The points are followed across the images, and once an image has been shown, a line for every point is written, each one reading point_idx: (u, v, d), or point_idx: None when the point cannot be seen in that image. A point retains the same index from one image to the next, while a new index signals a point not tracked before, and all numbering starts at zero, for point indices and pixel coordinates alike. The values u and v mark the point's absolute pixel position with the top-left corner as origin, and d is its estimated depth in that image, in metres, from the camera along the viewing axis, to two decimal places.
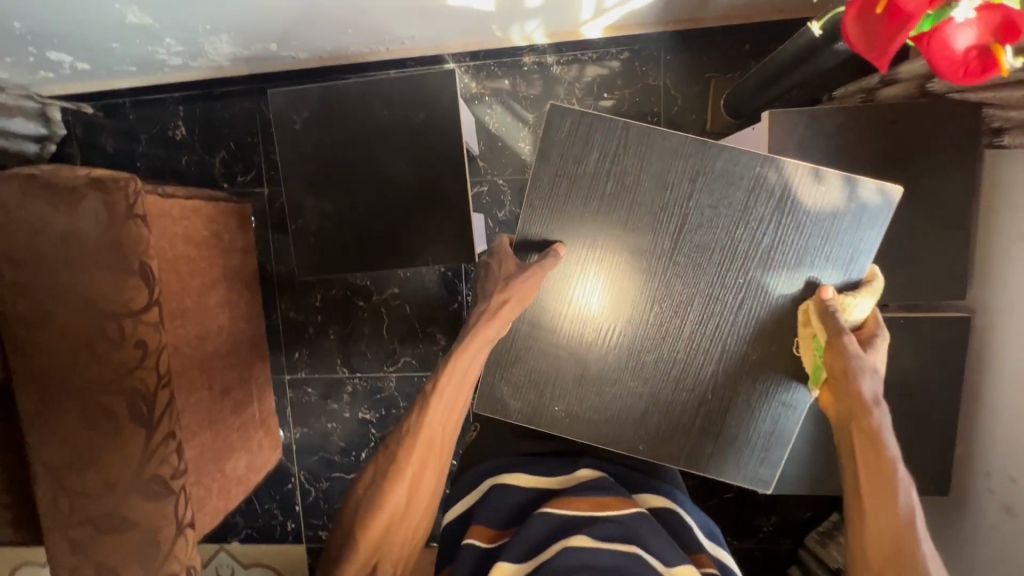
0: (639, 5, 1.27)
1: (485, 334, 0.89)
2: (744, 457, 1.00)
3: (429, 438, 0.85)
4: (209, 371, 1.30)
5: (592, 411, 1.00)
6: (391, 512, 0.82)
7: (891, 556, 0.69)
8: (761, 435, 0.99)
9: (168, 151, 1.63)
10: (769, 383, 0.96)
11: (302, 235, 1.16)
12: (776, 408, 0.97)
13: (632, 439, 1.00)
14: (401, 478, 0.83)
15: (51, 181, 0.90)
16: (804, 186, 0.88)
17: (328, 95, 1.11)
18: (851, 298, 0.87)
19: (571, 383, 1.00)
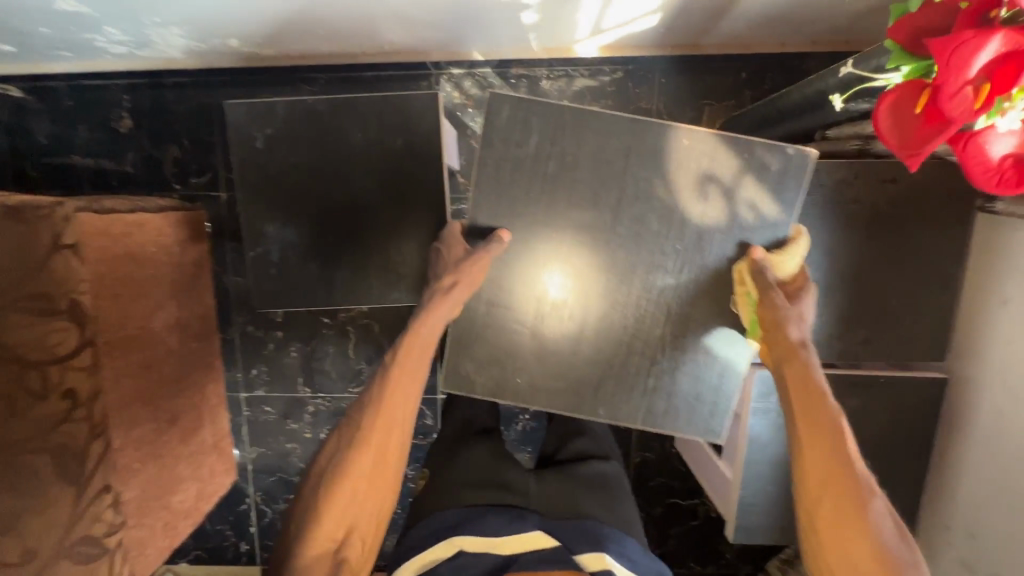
0: (639, 29, 1.19)
1: (434, 303, 0.91)
2: (695, 415, 1.05)
3: (392, 404, 0.81)
4: (153, 401, 1.19)
5: (551, 379, 1.06)
6: (358, 483, 0.76)
7: (830, 487, 0.69)
8: (706, 389, 1.04)
9: (110, 144, 1.46)
10: (712, 339, 1.02)
11: (262, 264, 1.05)
12: (719, 361, 1.03)
13: (590, 402, 1.06)
14: (367, 445, 0.78)
15: None
16: (725, 154, 0.96)
17: (295, 112, 0.99)
18: (783, 253, 0.93)
19: (533, 356, 1.05)
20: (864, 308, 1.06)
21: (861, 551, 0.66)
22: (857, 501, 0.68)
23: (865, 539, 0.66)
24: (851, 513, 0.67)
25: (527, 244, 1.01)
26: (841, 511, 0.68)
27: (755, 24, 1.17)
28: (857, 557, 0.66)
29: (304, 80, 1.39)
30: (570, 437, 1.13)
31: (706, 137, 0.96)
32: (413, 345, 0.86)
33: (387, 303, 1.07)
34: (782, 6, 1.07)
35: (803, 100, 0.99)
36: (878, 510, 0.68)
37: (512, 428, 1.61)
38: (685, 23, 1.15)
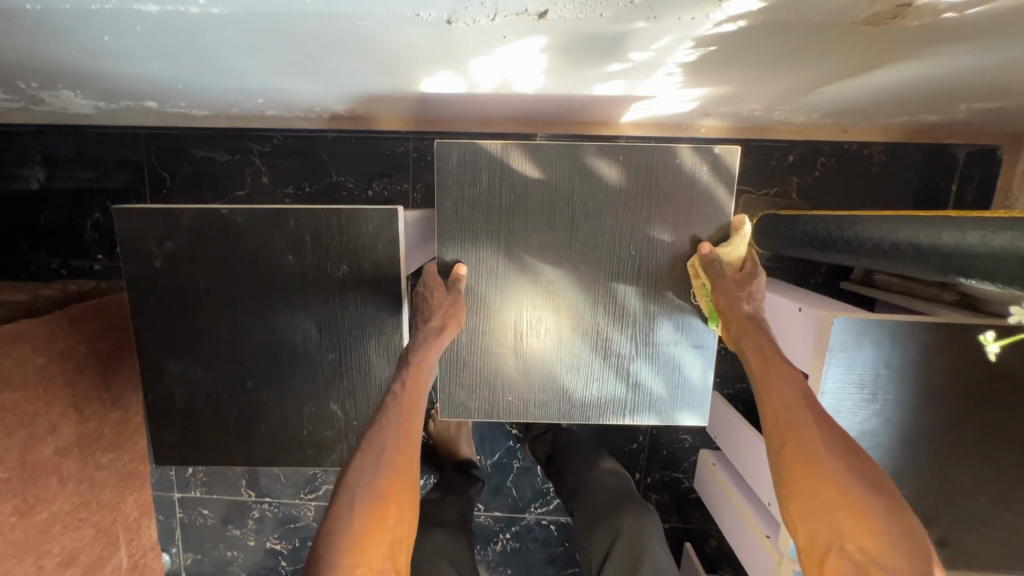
0: (664, 114, 0.93)
1: (437, 334, 0.69)
2: (678, 410, 0.81)
3: (414, 412, 0.62)
4: (38, 547, 0.96)
5: (538, 412, 0.81)
6: (392, 504, 0.54)
7: (784, 421, 0.58)
8: (694, 377, 0.80)
9: (20, 203, 1.21)
10: (679, 317, 0.79)
11: (162, 410, 0.81)
12: (688, 340, 0.79)
13: (578, 415, 0.81)
14: (396, 457, 0.57)
15: None
16: (641, 157, 0.74)
17: (204, 223, 0.75)
18: (732, 244, 0.73)
19: (522, 372, 0.80)
20: (946, 506, 0.81)
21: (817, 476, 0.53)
22: (816, 430, 0.56)
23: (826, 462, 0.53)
24: (809, 444, 0.55)
25: (502, 270, 0.76)
26: (798, 436, 0.56)
27: (818, 114, 0.91)
28: (824, 493, 0.52)
29: (254, 139, 1.16)
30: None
31: (614, 151, 0.74)
32: (420, 375, 0.66)
33: (323, 467, 0.82)
34: (858, 102, 0.82)
35: (881, 241, 0.73)
36: (834, 432, 0.56)
37: (490, 547, 1.38)
38: (723, 111, 0.90)
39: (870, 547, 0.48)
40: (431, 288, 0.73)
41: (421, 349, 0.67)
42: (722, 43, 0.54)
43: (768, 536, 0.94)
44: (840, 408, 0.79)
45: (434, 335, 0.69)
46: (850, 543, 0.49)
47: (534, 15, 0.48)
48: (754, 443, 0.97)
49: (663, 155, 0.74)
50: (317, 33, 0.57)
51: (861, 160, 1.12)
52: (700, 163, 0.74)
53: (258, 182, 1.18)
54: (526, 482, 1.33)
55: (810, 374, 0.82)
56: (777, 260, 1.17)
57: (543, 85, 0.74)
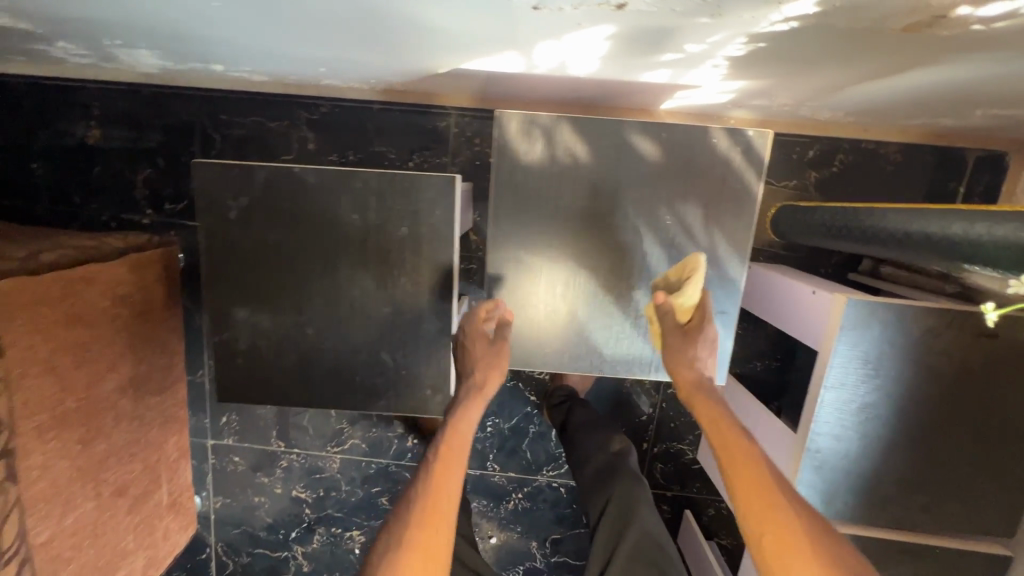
0: (698, 103, 1.00)
1: (478, 389, 0.78)
2: None
3: (442, 479, 0.68)
4: (98, 475, 1.04)
5: (568, 365, 0.88)
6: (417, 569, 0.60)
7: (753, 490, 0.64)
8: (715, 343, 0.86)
9: (74, 156, 1.25)
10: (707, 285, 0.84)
11: (226, 353, 0.88)
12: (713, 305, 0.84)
13: (605, 368, 0.88)
14: (418, 533, 0.62)
15: None
16: (683, 136, 0.78)
17: (279, 180, 0.81)
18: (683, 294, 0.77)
19: (559, 327, 0.86)
20: (933, 473, 0.90)
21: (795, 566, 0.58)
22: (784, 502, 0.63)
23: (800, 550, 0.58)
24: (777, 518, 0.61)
25: (547, 233, 0.82)
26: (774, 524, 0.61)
27: (843, 111, 0.98)
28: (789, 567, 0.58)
29: (302, 106, 1.22)
30: (623, 555, 0.98)
31: (658, 128, 0.78)
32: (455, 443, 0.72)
33: (370, 412, 0.90)
34: (882, 102, 0.88)
35: (896, 230, 0.80)
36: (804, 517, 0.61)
37: (503, 505, 1.47)
38: (757, 104, 0.96)
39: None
40: (472, 339, 0.81)
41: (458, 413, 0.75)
42: (772, 41, 0.61)
43: None
44: (845, 383, 0.88)
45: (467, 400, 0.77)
46: None
47: (614, 6, 0.54)
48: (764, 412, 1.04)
49: (703, 134, 0.78)
50: (408, 11, 0.63)
51: (876, 158, 1.19)
52: (734, 147, 0.78)
53: (304, 148, 1.24)
54: (540, 446, 1.42)
55: (820, 352, 0.90)
56: (790, 248, 1.24)
57: (595, 71, 0.80)
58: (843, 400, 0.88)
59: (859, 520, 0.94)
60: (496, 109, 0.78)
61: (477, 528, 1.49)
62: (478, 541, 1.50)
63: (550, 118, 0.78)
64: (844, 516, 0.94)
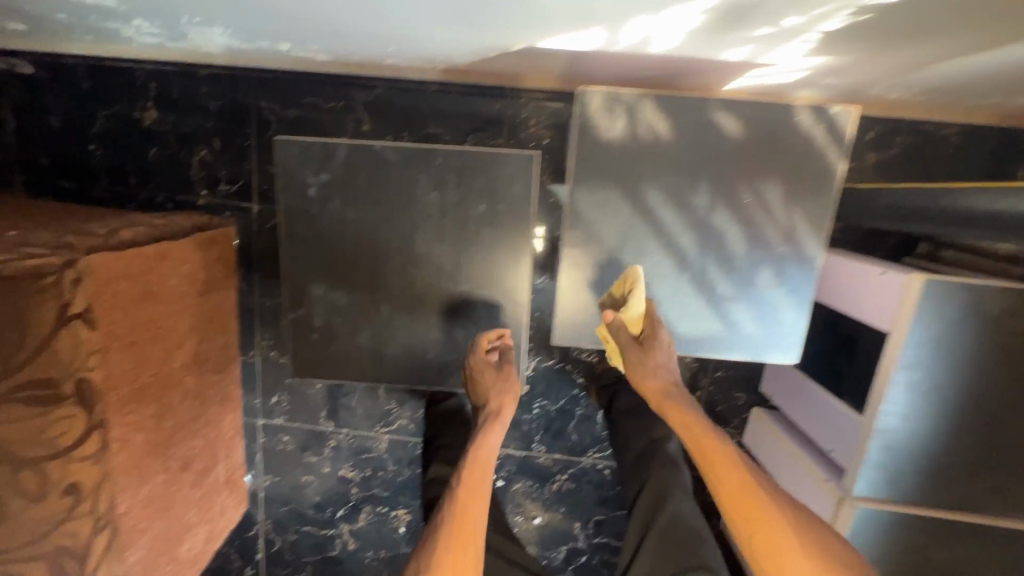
0: (767, 82, 0.99)
1: (497, 415, 0.81)
2: (770, 348, 0.87)
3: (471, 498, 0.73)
4: (167, 450, 1.06)
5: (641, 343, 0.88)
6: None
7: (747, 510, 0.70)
8: (790, 322, 0.86)
9: (131, 137, 1.26)
10: (784, 264, 0.84)
11: (302, 329, 0.89)
12: (788, 284, 0.84)
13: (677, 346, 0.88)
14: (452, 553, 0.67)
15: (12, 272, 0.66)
16: (767, 113, 0.78)
17: (358, 157, 0.82)
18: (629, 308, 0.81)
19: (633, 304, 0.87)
20: (1003, 455, 0.90)
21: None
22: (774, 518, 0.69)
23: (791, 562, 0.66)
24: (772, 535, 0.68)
25: (625, 210, 0.83)
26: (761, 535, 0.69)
27: (915, 91, 0.96)
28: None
29: (358, 87, 1.22)
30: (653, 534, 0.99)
31: (742, 104, 0.77)
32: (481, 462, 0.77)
33: (442, 388, 0.91)
34: (961, 81, 0.87)
35: (979, 209, 0.80)
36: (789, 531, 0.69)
37: (547, 487, 1.49)
38: (828, 83, 0.95)
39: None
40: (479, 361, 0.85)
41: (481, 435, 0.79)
42: (879, 12, 0.60)
43: (828, 480, 1.03)
44: (918, 363, 0.88)
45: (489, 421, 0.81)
46: None
47: None
48: (828, 400, 1.06)
49: (788, 111, 0.77)
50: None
51: (937, 141, 1.17)
52: (818, 124, 0.77)
53: (359, 130, 1.24)
54: (587, 428, 1.43)
55: (891, 333, 0.90)
56: (845, 232, 1.24)
57: (677, 47, 0.79)
58: (915, 380, 0.89)
59: (924, 500, 0.94)
60: (577, 87, 0.78)
61: (522, 508, 1.51)
62: (522, 521, 1.52)
63: (633, 94, 0.78)
64: (910, 495, 0.95)
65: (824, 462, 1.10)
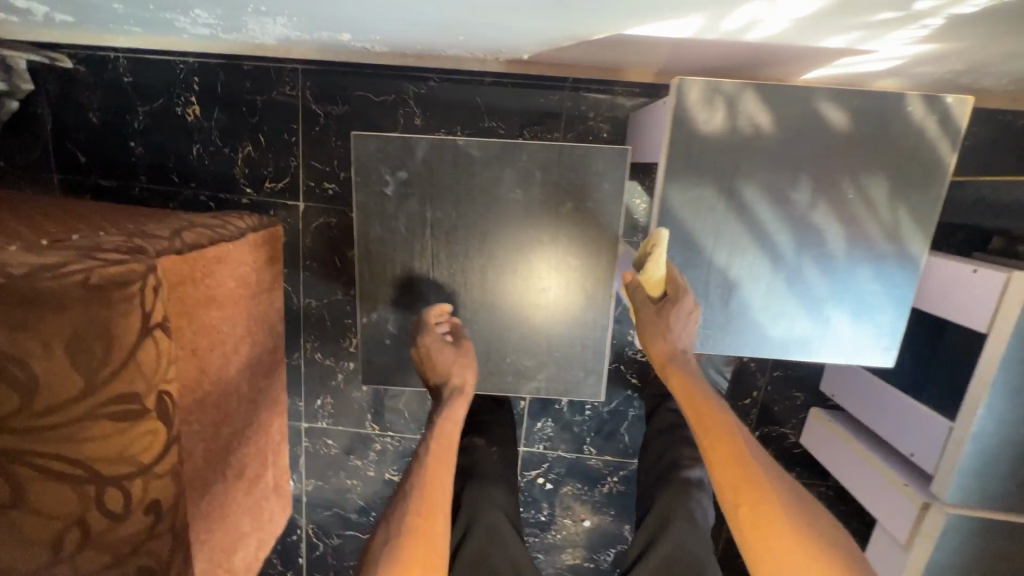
0: (853, 70, 0.94)
1: (461, 391, 0.76)
2: (867, 352, 0.84)
3: (437, 471, 0.66)
4: (224, 458, 1.02)
5: (730, 347, 0.84)
6: (415, 568, 0.55)
7: (737, 476, 0.61)
8: (888, 324, 0.82)
9: (174, 133, 1.22)
10: (884, 263, 0.80)
11: (374, 334, 0.86)
12: (888, 284, 0.81)
13: (768, 350, 0.84)
14: (415, 524, 0.59)
15: (98, 280, 0.59)
16: (876, 104, 0.73)
17: (439, 152, 0.78)
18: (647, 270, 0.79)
19: (725, 307, 0.83)
20: None
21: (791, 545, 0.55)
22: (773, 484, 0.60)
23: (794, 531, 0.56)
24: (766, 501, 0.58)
25: (719, 209, 0.78)
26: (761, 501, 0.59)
27: (1009, 79, 0.92)
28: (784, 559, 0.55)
29: (410, 79, 1.17)
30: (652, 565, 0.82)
31: (849, 95, 0.73)
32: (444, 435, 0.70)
33: (520, 395, 0.87)
34: None
35: None
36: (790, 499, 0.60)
37: (597, 489, 1.45)
38: (919, 72, 0.91)
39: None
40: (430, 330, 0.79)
41: (442, 411, 0.72)
42: None
43: (909, 484, 1.01)
44: (1018, 364, 0.84)
45: (450, 398, 0.74)
46: None
47: None
48: (903, 402, 1.03)
49: (899, 101, 0.73)
50: None
51: (1015, 131, 1.13)
52: (930, 115, 0.73)
53: (411, 124, 1.19)
54: (639, 429, 1.40)
55: (989, 334, 0.86)
56: None
57: (780, 33, 0.74)
58: (1014, 382, 0.85)
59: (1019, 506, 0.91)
60: (674, 77, 0.74)
61: (570, 511, 1.48)
62: (570, 523, 1.49)
63: (734, 85, 0.73)
64: (1006, 501, 0.91)
65: (904, 466, 1.06)
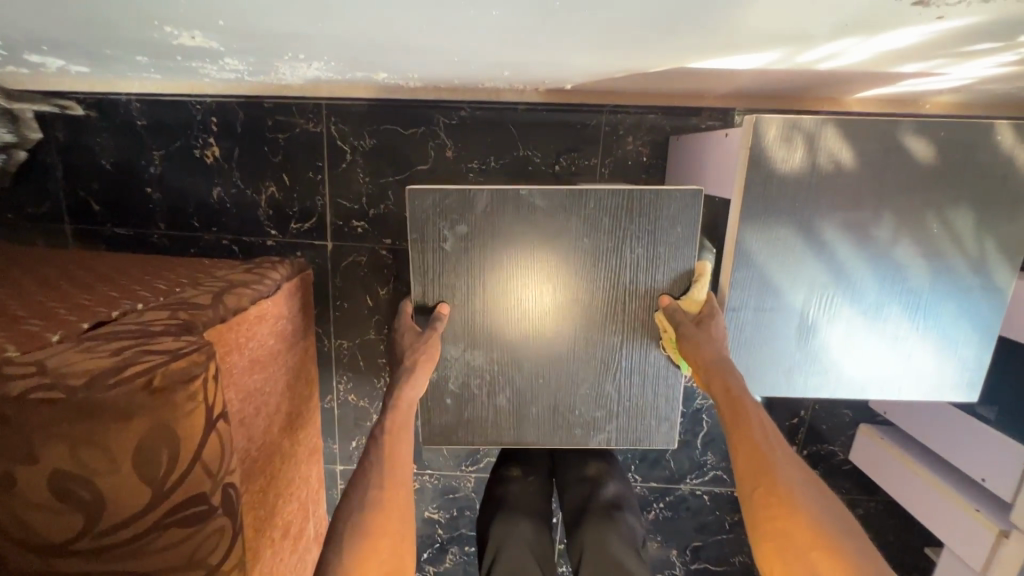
0: (917, 88, 0.90)
1: (412, 369, 0.74)
2: (949, 390, 0.80)
3: (397, 444, 0.67)
4: (271, 520, 0.97)
5: (808, 390, 0.81)
6: (382, 538, 0.59)
7: (754, 460, 0.63)
8: (972, 358, 0.79)
9: (192, 176, 1.16)
10: (969, 296, 0.76)
11: (435, 391, 0.84)
12: (974, 316, 0.77)
13: (848, 391, 0.81)
14: (381, 496, 0.61)
15: (168, 373, 0.54)
16: (960, 135, 0.70)
17: (501, 203, 0.77)
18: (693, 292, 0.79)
19: (804, 350, 0.79)
20: None
21: (796, 522, 0.57)
22: (784, 470, 0.62)
23: (799, 510, 0.58)
24: (781, 485, 0.60)
25: (799, 251, 0.74)
26: (771, 482, 0.61)
27: None
28: (791, 534, 0.57)
29: (439, 110, 1.12)
30: None
31: (932, 128, 0.70)
32: (400, 412, 0.71)
33: (590, 446, 0.86)
34: None
35: None
36: (805, 483, 0.61)
37: (643, 516, 1.41)
38: (986, 90, 0.87)
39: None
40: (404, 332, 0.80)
41: (398, 389, 0.72)
42: None
43: (981, 510, 0.98)
44: None
45: (408, 372, 0.74)
46: None
47: None
48: (972, 425, 1.00)
49: (984, 132, 0.70)
50: (720, 16, 0.54)
51: None
52: (1020, 143, 0.70)
53: (442, 157, 1.14)
54: (685, 454, 1.36)
55: None
56: None
57: (859, 62, 0.70)
58: None
59: None
60: (749, 116, 0.70)
61: None
62: None
63: (813, 122, 0.69)
64: None
65: (969, 489, 1.04)
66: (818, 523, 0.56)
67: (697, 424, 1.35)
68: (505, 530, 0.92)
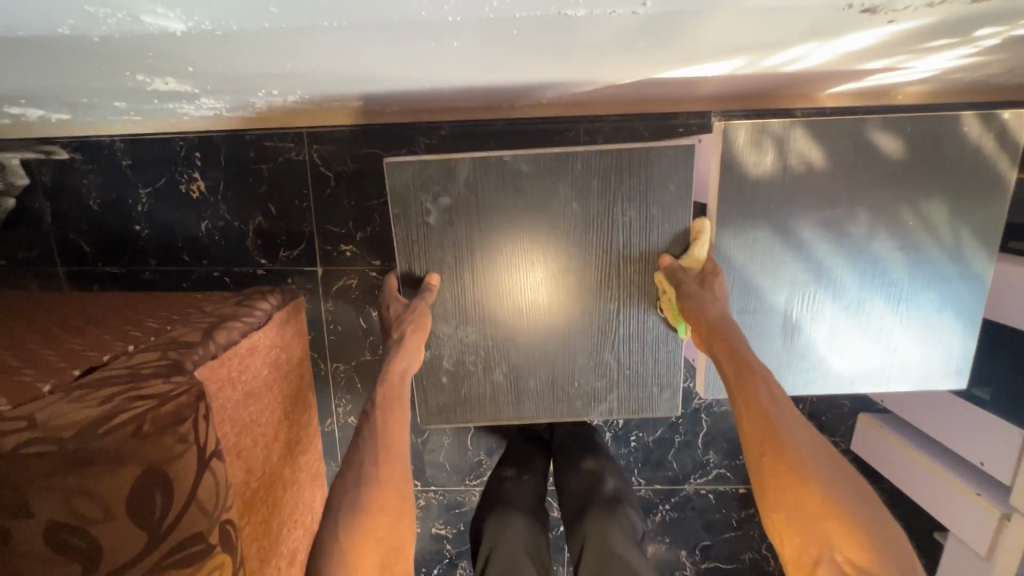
0: (888, 81, 0.91)
1: (400, 340, 0.75)
2: (938, 380, 0.81)
3: (393, 420, 0.67)
4: (277, 549, 0.98)
5: (798, 389, 0.81)
6: (382, 513, 0.59)
7: (762, 429, 0.60)
8: (959, 348, 0.79)
9: (180, 212, 1.17)
10: (950, 288, 0.77)
11: (430, 372, 0.86)
12: (956, 306, 0.78)
13: (837, 387, 0.81)
14: (378, 471, 0.61)
15: (154, 420, 0.58)
16: (928, 127, 0.71)
17: (485, 171, 0.77)
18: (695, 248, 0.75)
19: (791, 350, 0.79)
20: None
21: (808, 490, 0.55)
22: (794, 436, 0.59)
23: (811, 478, 0.55)
24: (791, 452, 0.57)
25: (776, 252, 0.75)
26: (780, 450, 0.58)
27: None
28: (803, 504, 0.55)
29: (419, 130, 1.13)
30: None
31: (899, 122, 0.71)
32: (397, 390, 0.71)
33: (591, 417, 0.88)
34: None
35: None
36: (813, 445, 0.58)
37: (650, 519, 1.41)
38: (957, 78, 0.87)
39: (854, 556, 0.51)
40: (391, 303, 0.80)
41: (388, 363, 0.72)
42: None
43: (981, 494, 0.98)
44: None
45: (397, 344, 0.74)
46: (838, 555, 0.52)
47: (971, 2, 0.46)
48: (967, 409, 1.01)
49: (951, 125, 0.71)
50: (677, 33, 0.55)
51: None
52: (986, 134, 0.71)
53: None
54: (687, 455, 1.37)
55: None
56: None
57: (821, 63, 0.71)
58: None
59: None
60: (718, 121, 0.70)
61: None
62: None
63: (779, 126, 0.70)
64: None
65: (969, 473, 1.05)
66: (830, 492, 0.54)
67: (697, 423, 1.36)
68: (501, 525, 0.92)
